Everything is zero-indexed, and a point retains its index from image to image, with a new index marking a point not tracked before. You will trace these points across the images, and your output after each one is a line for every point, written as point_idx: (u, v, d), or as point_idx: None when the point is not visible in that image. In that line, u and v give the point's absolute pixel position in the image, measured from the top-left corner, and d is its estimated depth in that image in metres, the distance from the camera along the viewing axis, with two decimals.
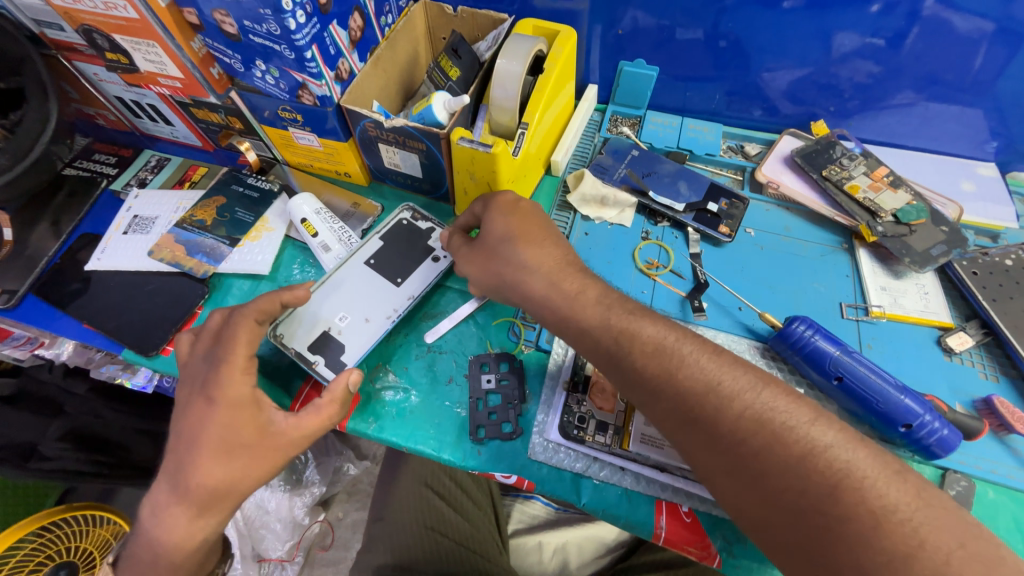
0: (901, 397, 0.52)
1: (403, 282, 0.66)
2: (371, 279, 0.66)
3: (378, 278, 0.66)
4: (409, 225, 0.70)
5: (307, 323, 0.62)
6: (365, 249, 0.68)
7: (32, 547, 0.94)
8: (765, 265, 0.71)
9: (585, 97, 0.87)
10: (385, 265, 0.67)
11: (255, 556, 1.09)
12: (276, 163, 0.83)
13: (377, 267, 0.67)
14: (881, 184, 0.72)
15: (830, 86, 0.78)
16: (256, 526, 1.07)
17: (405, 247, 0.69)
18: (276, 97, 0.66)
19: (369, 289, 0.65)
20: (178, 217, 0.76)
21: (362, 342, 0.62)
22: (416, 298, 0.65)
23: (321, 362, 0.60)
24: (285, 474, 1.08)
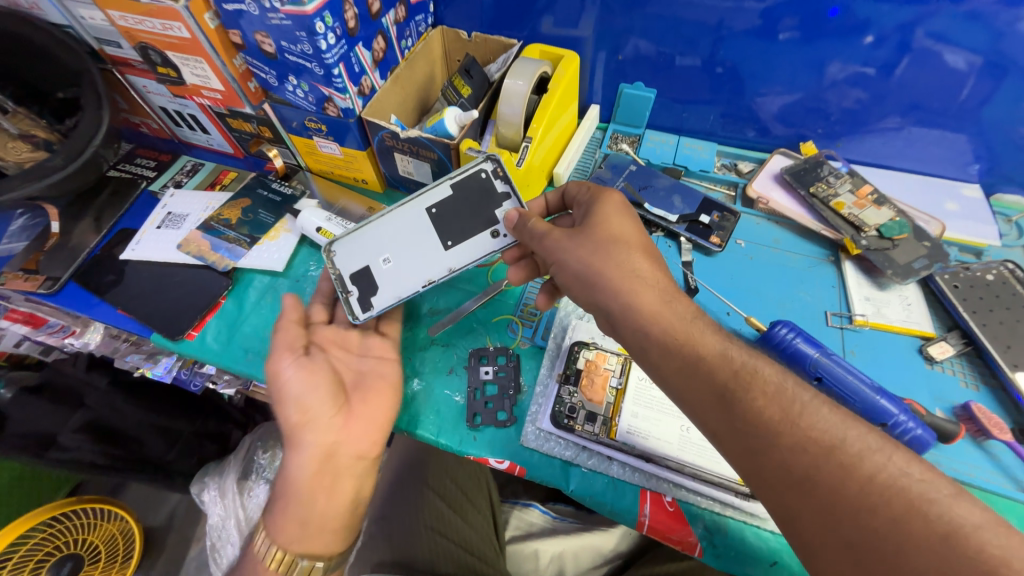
0: (876, 397, 0.55)
1: (452, 248, 0.65)
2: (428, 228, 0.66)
3: (434, 227, 0.66)
4: (485, 183, 0.65)
5: (357, 250, 0.67)
6: (433, 193, 0.66)
7: (42, 537, 1.09)
8: (753, 275, 0.75)
9: (588, 116, 0.93)
10: (444, 221, 0.65)
11: None
12: (300, 169, 0.90)
13: (435, 219, 0.66)
14: (866, 202, 0.76)
15: (819, 110, 0.83)
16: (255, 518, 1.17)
17: (471, 206, 0.65)
18: (304, 109, 0.73)
19: (421, 240, 0.66)
20: (206, 216, 0.82)
21: (392, 286, 0.66)
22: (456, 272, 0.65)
23: (354, 293, 0.66)
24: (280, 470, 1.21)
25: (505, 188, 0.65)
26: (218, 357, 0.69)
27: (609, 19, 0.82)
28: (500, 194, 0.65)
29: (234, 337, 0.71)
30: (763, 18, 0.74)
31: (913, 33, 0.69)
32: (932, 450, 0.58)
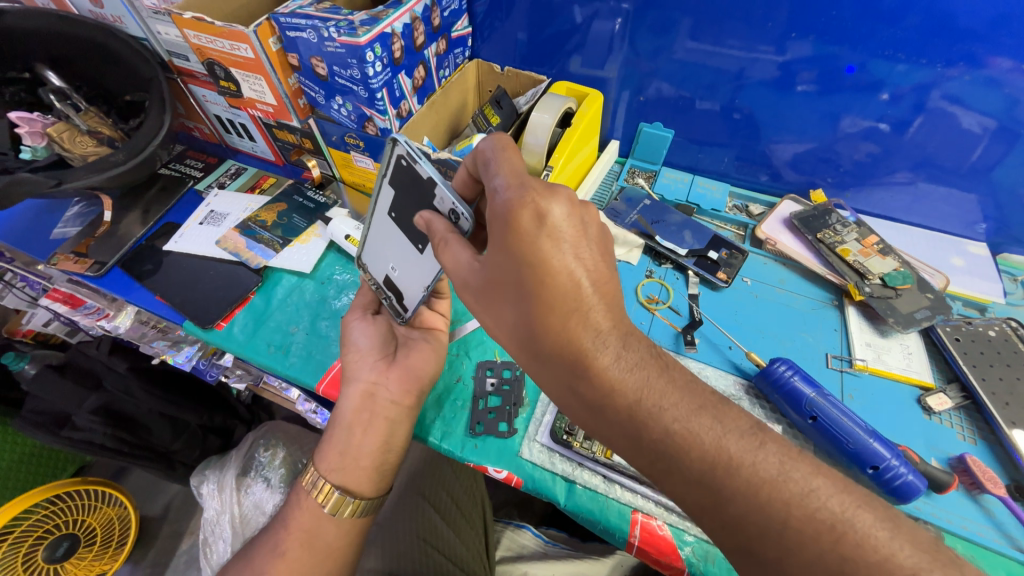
0: (870, 440, 0.56)
1: (422, 249, 0.60)
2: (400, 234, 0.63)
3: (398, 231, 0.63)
4: (406, 168, 0.57)
5: (379, 261, 0.70)
6: (386, 197, 0.63)
7: (42, 516, 1.11)
8: (757, 312, 0.77)
9: (607, 150, 0.98)
10: (403, 222, 0.62)
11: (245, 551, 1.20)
12: (334, 180, 0.96)
13: (399, 221, 0.63)
14: (871, 251, 0.78)
15: (830, 160, 0.87)
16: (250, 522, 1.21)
17: (412, 197, 0.58)
18: (346, 126, 0.80)
19: (402, 244, 0.64)
20: (245, 216, 0.87)
21: (412, 288, 0.65)
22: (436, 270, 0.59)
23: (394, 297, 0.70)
24: (286, 474, 1.27)
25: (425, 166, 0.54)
26: (243, 348, 0.74)
27: (634, 62, 0.88)
28: (423, 174, 0.54)
29: (259, 330, 0.75)
30: (781, 70, 0.79)
31: (928, 95, 0.73)
32: (926, 499, 0.59)
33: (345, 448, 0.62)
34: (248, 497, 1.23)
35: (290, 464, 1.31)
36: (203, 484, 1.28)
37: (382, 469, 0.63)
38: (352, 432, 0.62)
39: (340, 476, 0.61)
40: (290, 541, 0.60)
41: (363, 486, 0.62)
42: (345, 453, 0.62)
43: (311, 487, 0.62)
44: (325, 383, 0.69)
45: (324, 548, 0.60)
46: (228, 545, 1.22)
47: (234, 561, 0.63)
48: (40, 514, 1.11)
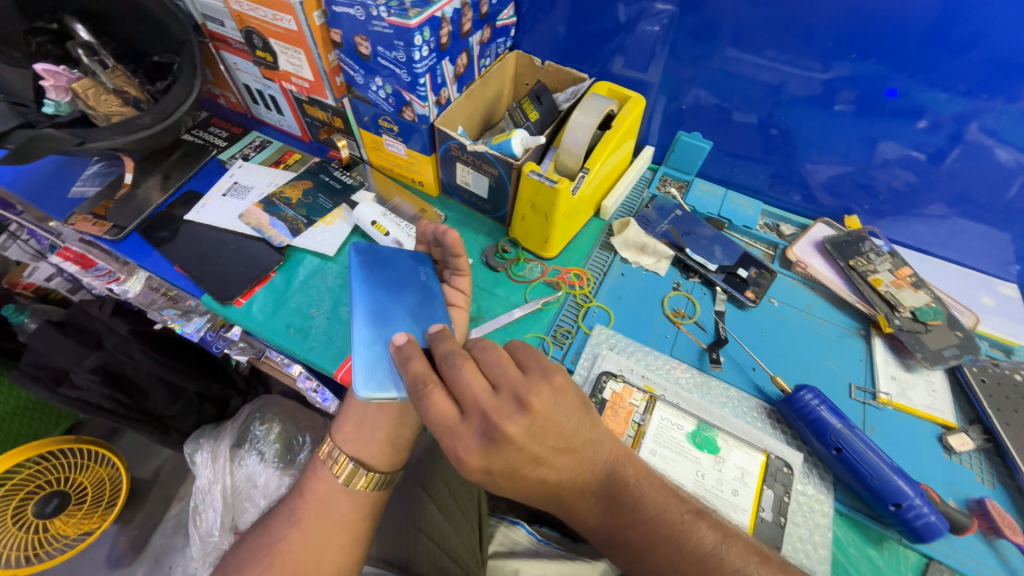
0: (894, 478, 0.56)
1: None
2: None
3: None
4: None
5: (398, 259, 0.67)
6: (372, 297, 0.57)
7: (30, 473, 1.10)
8: (783, 335, 0.76)
9: (641, 156, 0.96)
10: None
11: (233, 526, 1.23)
12: (361, 162, 0.94)
13: None
14: (904, 283, 0.77)
15: (867, 186, 0.85)
16: (241, 497, 1.23)
17: None
18: (382, 108, 0.77)
19: None
20: (269, 191, 0.85)
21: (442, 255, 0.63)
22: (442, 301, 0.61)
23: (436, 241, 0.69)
24: (282, 451, 1.27)
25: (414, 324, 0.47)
26: (262, 327, 0.72)
27: (675, 68, 0.86)
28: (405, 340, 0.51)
29: (279, 310, 0.74)
30: (823, 88, 0.77)
31: (968, 126, 0.72)
32: (944, 539, 0.58)
33: (361, 419, 0.63)
34: (241, 468, 1.24)
35: (288, 441, 1.30)
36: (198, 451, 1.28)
37: (397, 443, 0.63)
38: (369, 403, 0.63)
39: (356, 447, 0.62)
40: (307, 509, 0.59)
41: (377, 460, 0.62)
42: (362, 425, 0.63)
43: (327, 457, 0.62)
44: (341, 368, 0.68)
45: (338, 523, 0.59)
46: (220, 515, 1.22)
47: (241, 537, 0.62)
48: (28, 471, 1.10)
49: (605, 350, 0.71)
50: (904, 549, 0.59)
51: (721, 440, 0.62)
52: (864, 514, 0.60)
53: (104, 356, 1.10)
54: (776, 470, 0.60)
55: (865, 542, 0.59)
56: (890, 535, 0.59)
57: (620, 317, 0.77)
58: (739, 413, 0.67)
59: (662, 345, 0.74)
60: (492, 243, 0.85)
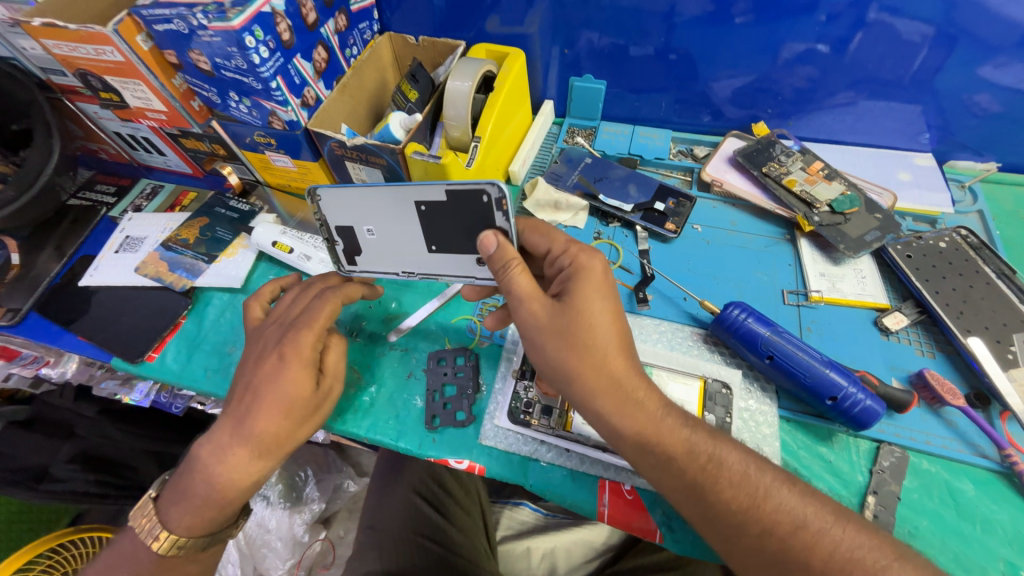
0: (825, 371, 0.56)
1: (435, 251, 0.60)
2: (418, 224, 0.58)
3: (424, 226, 0.58)
4: (483, 204, 0.53)
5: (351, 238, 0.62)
6: (424, 188, 0.54)
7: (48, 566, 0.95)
8: (710, 258, 0.75)
9: (542, 112, 0.93)
10: (435, 235, 0.58)
11: (257, 574, 1.19)
12: (258, 184, 0.90)
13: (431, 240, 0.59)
14: (817, 178, 0.76)
15: (769, 90, 0.83)
16: (257, 545, 1.18)
17: (463, 220, 0.55)
18: (251, 124, 0.73)
19: (410, 231, 0.59)
20: (164, 237, 0.81)
21: (380, 253, 0.63)
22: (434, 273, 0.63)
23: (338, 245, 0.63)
24: (285, 492, 1.22)
25: (502, 222, 0.54)
26: (182, 376, 0.69)
27: (558, 13, 0.81)
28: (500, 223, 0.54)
29: (194, 355, 0.71)
30: (713, 3, 0.74)
31: (868, 9, 0.69)
32: (888, 420, 0.59)
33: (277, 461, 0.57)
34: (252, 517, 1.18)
35: (289, 480, 1.24)
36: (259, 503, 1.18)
37: None
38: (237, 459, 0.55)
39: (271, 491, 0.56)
40: None
41: None
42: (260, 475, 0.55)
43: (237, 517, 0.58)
44: None
45: None
46: (240, 567, 1.18)
47: None
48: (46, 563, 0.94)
49: None
50: (854, 440, 0.58)
51: (656, 376, 0.61)
52: (809, 414, 0.60)
53: (79, 443, 1.04)
54: (715, 392, 0.60)
55: (815, 441, 0.59)
56: (838, 429, 0.58)
57: None
58: (675, 345, 0.66)
59: None
60: None
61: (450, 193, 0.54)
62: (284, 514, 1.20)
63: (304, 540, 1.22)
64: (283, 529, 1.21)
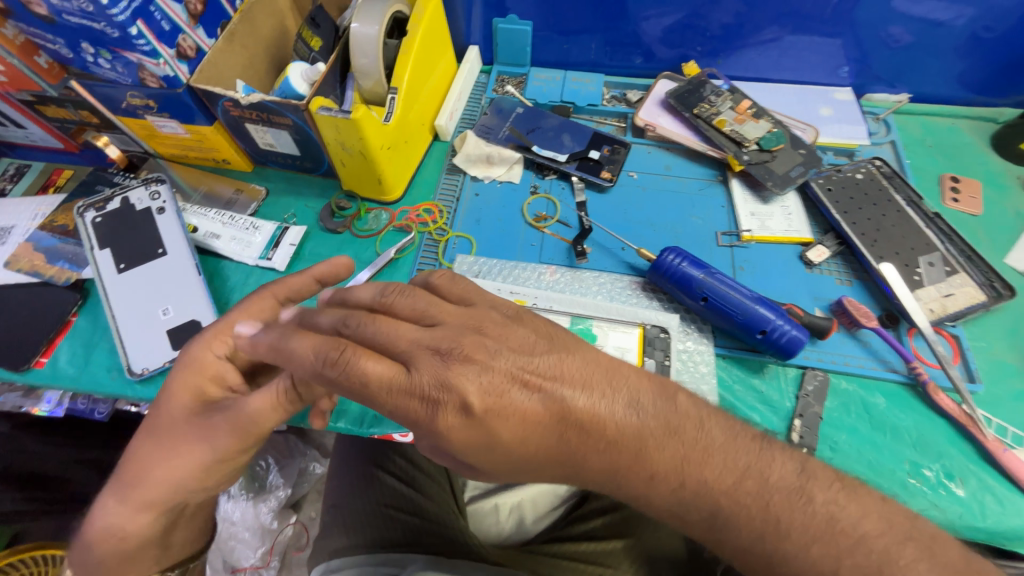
0: (755, 307, 0.57)
1: (167, 249, 0.65)
2: (140, 286, 0.63)
3: (175, 291, 0.63)
4: (110, 224, 0.65)
5: (146, 335, 0.61)
6: (103, 263, 0.63)
7: None
8: (646, 205, 0.74)
9: (467, 60, 0.85)
10: (133, 253, 0.64)
11: (228, 567, 1.09)
12: (148, 157, 0.79)
13: (130, 264, 0.63)
14: (745, 116, 0.76)
15: (698, 26, 0.80)
16: (223, 537, 1.08)
17: (127, 230, 0.65)
18: (120, 83, 0.63)
19: (183, 280, 0.63)
20: (36, 224, 0.70)
21: (190, 300, 0.63)
22: (134, 287, 0.62)
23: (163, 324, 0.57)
24: (246, 482, 1.07)
25: (89, 240, 0.64)
26: (81, 381, 0.62)
27: None
28: (142, 215, 0.66)
29: (91, 358, 0.63)
30: None
31: None
32: (812, 347, 0.62)
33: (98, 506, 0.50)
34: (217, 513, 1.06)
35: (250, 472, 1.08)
36: (150, 521, 1.01)
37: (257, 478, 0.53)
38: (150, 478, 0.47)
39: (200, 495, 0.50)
40: None
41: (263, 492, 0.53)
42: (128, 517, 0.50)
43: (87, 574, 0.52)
44: None
45: None
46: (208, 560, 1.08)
47: None
48: None
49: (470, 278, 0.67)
50: (783, 368, 0.61)
51: (596, 327, 0.61)
52: (742, 350, 0.62)
53: None
54: (653, 338, 0.60)
55: (748, 374, 0.61)
56: (768, 360, 0.61)
57: (482, 241, 0.71)
58: (614, 295, 0.65)
59: (529, 254, 0.70)
60: (327, 203, 0.75)
61: (103, 218, 0.65)
62: (247, 506, 1.08)
63: (273, 526, 1.12)
64: (248, 519, 1.09)
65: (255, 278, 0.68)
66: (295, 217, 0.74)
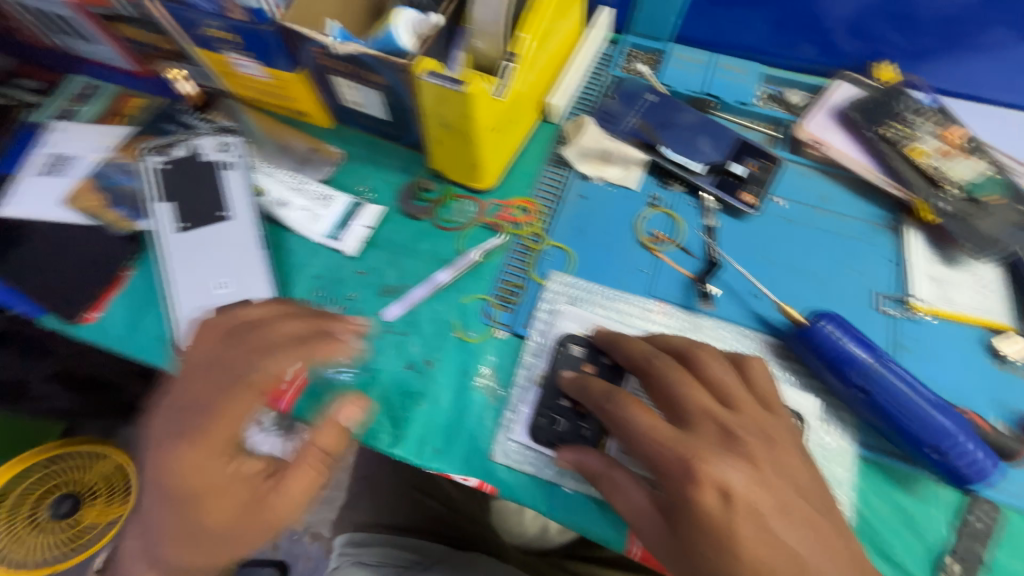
0: (935, 415, 0.45)
1: (233, 211, 0.57)
2: (203, 254, 0.55)
3: (240, 262, 0.56)
4: (176, 170, 0.58)
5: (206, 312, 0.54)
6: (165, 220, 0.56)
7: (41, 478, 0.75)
8: (792, 243, 0.60)
9: (595, 24, 0.69)
10: (198, 213, 0.57)
11: None
12: (223, 95, 0.69)
13: (195, 225, 0.56)
14: (954, 149, 0.58)
15: (909, 18, 0.60)
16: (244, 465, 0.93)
17: (194, 186, 0.58)
18: (203, 11, 0.53)
19: (249, 250, 0.56)
20: (101, 158, 0.63)
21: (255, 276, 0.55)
22: (197, 253, 0.55)
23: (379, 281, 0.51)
24: None
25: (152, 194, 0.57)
26: (130, 347, 0.56)
27: None
28: (214, 163, 0.59)
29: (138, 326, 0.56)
30: None
31: None
32: None
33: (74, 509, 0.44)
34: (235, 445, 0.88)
35: None
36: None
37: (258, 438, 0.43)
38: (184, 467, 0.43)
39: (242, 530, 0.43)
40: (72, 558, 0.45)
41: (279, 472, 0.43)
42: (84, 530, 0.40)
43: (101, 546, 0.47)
44: (293, 400, 0.53)
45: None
46: None
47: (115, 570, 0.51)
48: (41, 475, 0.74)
49: (564, 304, 0.56)
50: (941, 489, 0.49)
51: None
52: (893, 456, 0.50)
53: None
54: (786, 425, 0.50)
55: (893, 487, 0.49)
56: (926, 477, 0.49)
57: (582, 256, 0.59)
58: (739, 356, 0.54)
59: (639, 283, 0.58)
60: (409, 180, 0.64)
61: (171, 167, 0.58)
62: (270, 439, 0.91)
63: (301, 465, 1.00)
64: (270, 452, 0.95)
65: (320, 258, 0.59)
66: (371, 193, 0.63)
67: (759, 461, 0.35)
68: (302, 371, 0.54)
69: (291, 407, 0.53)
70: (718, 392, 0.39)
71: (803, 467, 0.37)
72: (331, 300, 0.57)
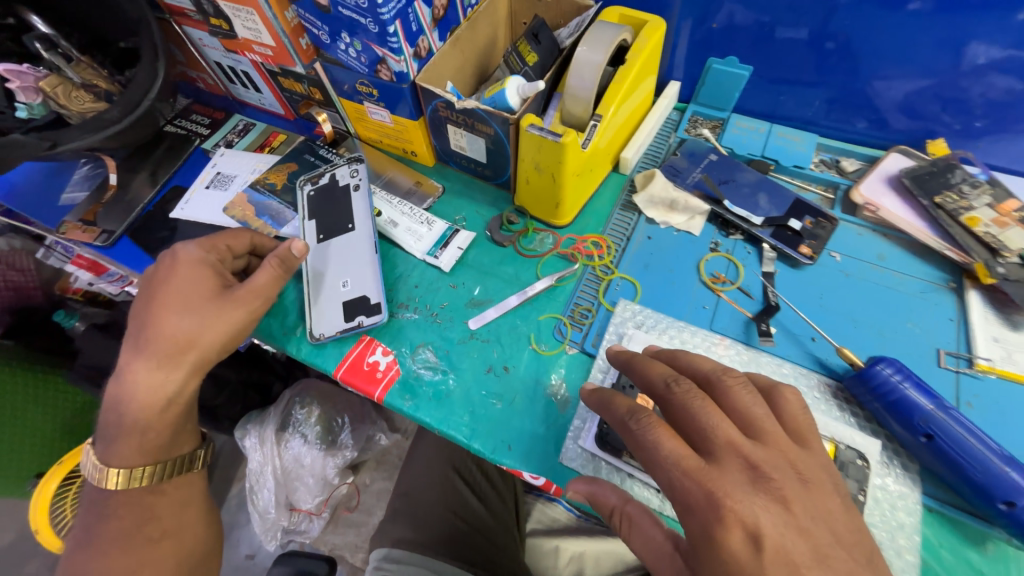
0: (1006, 470, 0.46)
1: (357, 225, 0.69)
2: (333, 258, 0.67)
3: (360, 265, 0.66)
4: (317, 191, 0.72)
5: (332, 305, 0.65)
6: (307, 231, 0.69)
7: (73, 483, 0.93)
8: (848, 294, 0.64)
9: (665, 94, 0.80)
10: (332, 226, 0.69)
11: (287, 505, 1.04)
12: (349, 136, 0.84)
13: (328, 236, 0.68)
14: (1009, 218, 0.61)
15: (958, 101, 0.67)
16: (291, 477, 1.00)
17: (330, 205, 0.71)
18: (356, 70, 0.68)
19: (368, 256, 0.67)
20: (254, 178, 0.79)
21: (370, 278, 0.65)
22: (330, 257, 0.67)
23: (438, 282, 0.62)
24: (322, 431, 1.02)
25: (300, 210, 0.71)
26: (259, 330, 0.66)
27: None
28: (345, 185, 0.71)
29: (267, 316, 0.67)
30: None
31: None
32: None
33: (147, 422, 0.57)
34: (288, 452, 0.98)
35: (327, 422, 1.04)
36: (241, 437, 0.96)
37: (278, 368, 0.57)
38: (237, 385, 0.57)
39: None
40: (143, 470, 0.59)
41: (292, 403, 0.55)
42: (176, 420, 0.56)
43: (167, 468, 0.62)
44: (387, 389, 0.61)
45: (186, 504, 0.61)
46: (275, 493, 1.00)
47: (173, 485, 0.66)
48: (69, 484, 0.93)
49: (631, 329, 0.62)
50: (1012, 550, 0.49)
51: None
52: (958, 509, 0.50)
53: None
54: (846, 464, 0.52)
55: (960, 541, 0.50)
56: (996, 535, 0.49)
57: (647, 288, 0.66)
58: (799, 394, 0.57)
59: (699, 318, 0.64)
60: (497, 214, 0.75)
61: (314, 189, 0.72)
62: (319, 456, 1.02)
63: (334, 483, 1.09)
64: (316, 468, 1.03)
65: (419, 271, 0.70)
66: (465, 221, 0.75)
67: (794, 503, 0.34)
68: (398, 365, 0.62)
69: (384, 396, 0.60)
70: (783, 398, 0.40)
71: (842, 512, 0.35)
72: (426, 308, 0.66)
